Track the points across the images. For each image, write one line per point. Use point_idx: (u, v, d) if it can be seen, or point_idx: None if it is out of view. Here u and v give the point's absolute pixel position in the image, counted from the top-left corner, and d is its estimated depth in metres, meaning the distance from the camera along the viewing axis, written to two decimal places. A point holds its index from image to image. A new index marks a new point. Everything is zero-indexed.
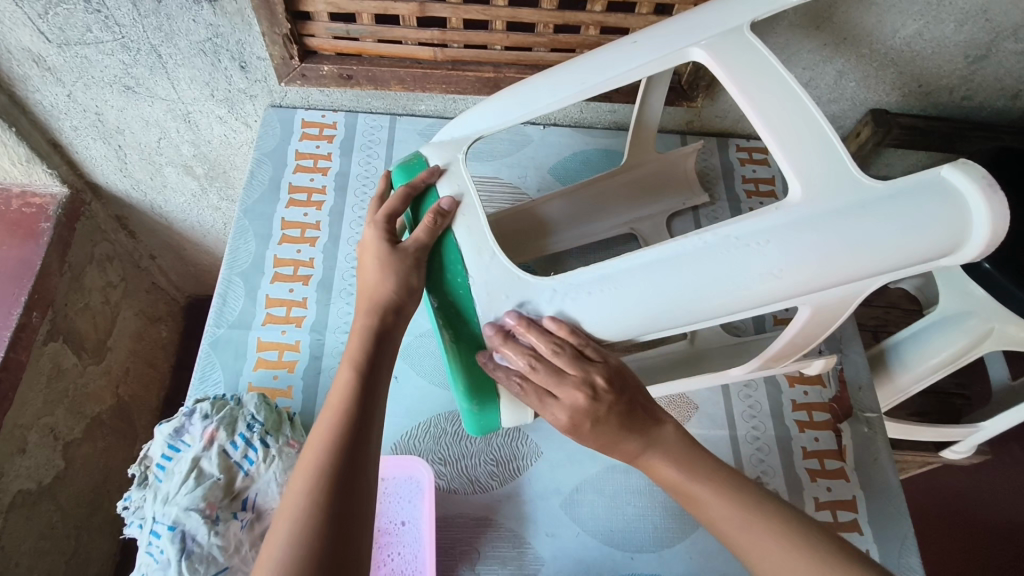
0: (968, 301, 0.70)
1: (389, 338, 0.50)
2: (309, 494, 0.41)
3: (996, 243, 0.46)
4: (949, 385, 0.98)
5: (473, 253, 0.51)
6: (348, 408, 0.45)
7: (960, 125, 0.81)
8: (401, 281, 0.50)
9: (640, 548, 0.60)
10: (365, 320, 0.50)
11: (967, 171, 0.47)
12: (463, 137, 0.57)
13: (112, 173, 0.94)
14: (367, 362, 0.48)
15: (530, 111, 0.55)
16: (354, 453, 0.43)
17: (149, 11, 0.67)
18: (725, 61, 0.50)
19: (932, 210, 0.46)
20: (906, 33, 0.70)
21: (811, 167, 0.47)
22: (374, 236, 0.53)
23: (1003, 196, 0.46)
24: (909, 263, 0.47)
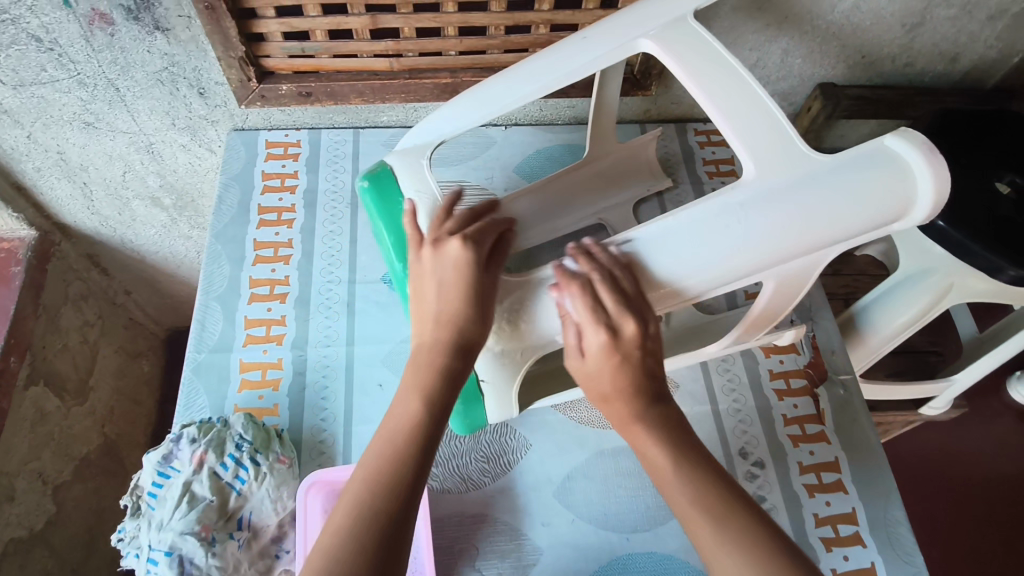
0: (929, 259, 0.71)
1: (460, 379, 0.46)
2: (347, 538, 0.38)
3: (942, 204, 0.46)
4: (922, 343, 1.02)
5: (448, 260, 0.51)
6: (412, 446, 0.42)
7: (906, 91, 0.84)
8: (481, 318, 0.47)
9: (635, 529, 0.61)
10: (437, 354, 0.46)
11: (907, 138, 0.47)
12: (425, 142, 0.57)
13: (79, 212, 0.94)
14: (435, 403, 0.44)
15: (486, 113, 0.55)
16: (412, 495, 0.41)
17: (102, 45, 0.68)
18: (672, 49, 0.51)
19: (876, 179, 0.46)
20: (843, 7, 0.73)
21: (761, 146, 0.47)
22: (466, 264, 0.48)
23: (944, 159, 0.46)
24: (860, 232, 0.47)
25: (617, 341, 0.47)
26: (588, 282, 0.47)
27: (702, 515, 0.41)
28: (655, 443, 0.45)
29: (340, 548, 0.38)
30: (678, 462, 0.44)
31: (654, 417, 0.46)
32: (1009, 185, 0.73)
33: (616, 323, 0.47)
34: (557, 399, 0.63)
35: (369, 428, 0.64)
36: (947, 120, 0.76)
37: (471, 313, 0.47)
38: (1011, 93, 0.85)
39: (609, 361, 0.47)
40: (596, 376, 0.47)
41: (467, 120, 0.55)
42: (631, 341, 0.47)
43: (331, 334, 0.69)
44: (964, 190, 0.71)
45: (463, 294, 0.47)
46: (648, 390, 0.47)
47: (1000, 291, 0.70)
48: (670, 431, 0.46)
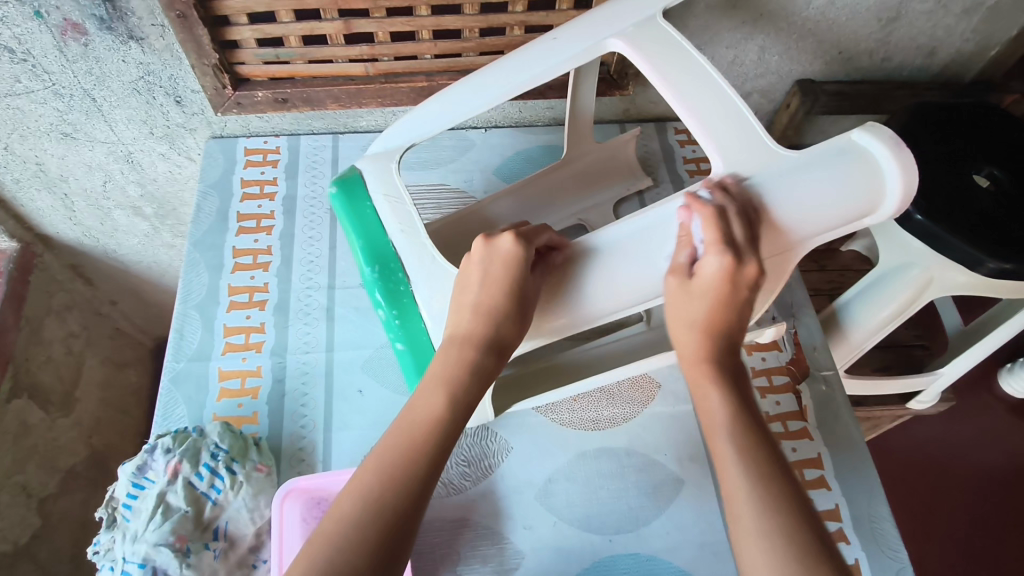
0: (908, 253, 0.71)
1: (485, 380, 0.46)
2: (356, 519, 0.38)
3: (911, 199, 0.45)
4: (907, 337, 1.02)
5: (414, 262, 0.51)
6: (433, 440, 0.43)
7: (884, 86, 0.84)
8: (518, 317, 0.47)
9: (618, 530, 0.61)
10: (469, 348, 0.46)
11: (875, 132, 0.46)
12: (395, 146, 0.56)
13: (61, 222, 0.93)
14: (458, 401, 0.44)
15: (453, 116, 0.54)
16: (422, 490, 0.40)
17: (76, 56, 0.67)
18: (642, 47, 0.51)
19: (844, 174, 0.45)
20: (818, 3, 0.73)
21: (729, 142, 0.47)
22: (517, 262, 0.47)
23: (912, 154, 0.45)
24: (831, 228, 0.46)
25: (738, 270, 0.45)
26: (720, 209, 0.45)
27: (748, 476, 0.39)
28: (720, 392, 0.44)
29: (344, 531, 0.38)
30: (734, 413, 0.43)
31: (723, 367, 0.45)
32: (988, 178, 0.72)
33: (739, 254, 0.45)
34: (538, 402, 0.64)
35: (349, 435, 0.63)
36: (922, 115, 0.75)
37: (509, 310, 0.46)
38: (990, 86, 0.85)
39: (725, 285, 0.45)
40: (695, 302, 0.46)
41: (436, 123, 0.55)
42: (747, 278, 0.45)
43: (310, 340, 0.68)
44: (943, 183, 0.70)
45: (506, 290, 0.46)
46: (727, 322, 0.46)
47: (981, 283, 0.69)
48: (734, 383, 0.44)
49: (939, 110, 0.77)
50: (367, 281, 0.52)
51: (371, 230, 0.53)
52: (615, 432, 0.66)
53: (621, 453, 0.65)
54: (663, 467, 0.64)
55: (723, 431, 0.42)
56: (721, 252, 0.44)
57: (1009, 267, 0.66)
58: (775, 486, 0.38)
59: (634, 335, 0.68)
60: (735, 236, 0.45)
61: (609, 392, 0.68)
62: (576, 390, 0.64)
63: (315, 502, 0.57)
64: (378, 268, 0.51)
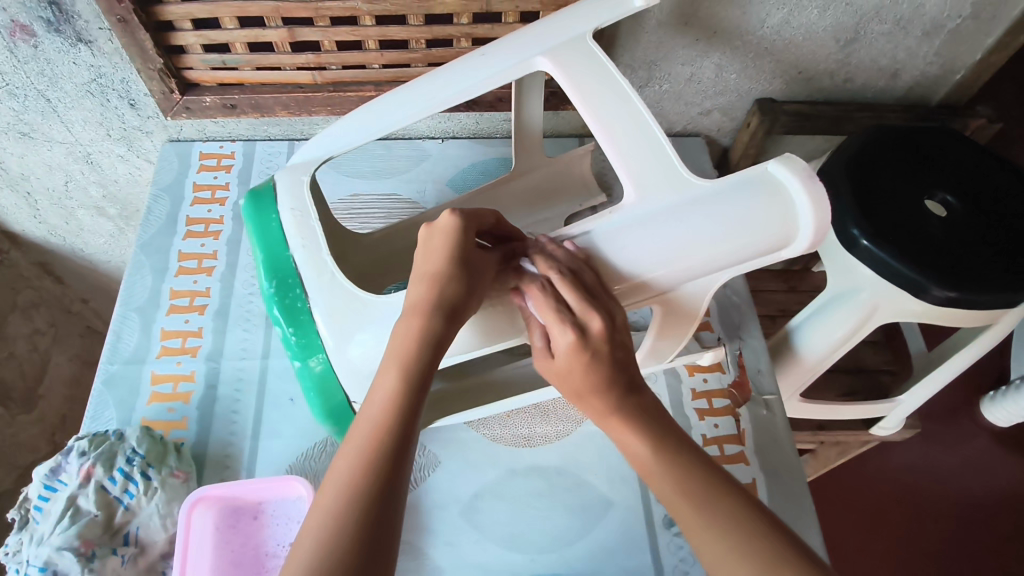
0: (855, 278, 0.69)
1: (441, 348, 0.43)
2: (324, 532, 0.35)
3: (823, 237, 0.44)
4: (874, 362, 1.00)
5: (312, 277, 0.48)
6: (396, 416, 0.40)
7: (845, 107, 0.83)
8: (465, 281, 0.44)
9: (541, 550, 0.59)
10: (417, 317, 0.43)
11: (789, 164, 0.45)
12: (314, 158, 0.55)
13: (26, 220, 0.94)
14: (413, 377, 0.41)
15: (373, 131, 0.53)
16: (394, 473, 0.38)
17: (27, 56, 0.68)
18: (565, 66, 0.50)
19: (756, 203, 0.44)
20: (772, 22, 0.73)
21: (640, 170, 0.46)
22: (450, 232, 0.45)
23: (825, 188, 0.44)
24: (742, 258, 0.45)
25: (585, 336, 0.43)
26: (544, 284, 0.45)
27: (691, 512, 0.39)
28: (634, 434, 0.43)
29: (315, 545, 0.35)
30: (659, 453, 0.42)
31: (626, 406, 0.44)
32: (941, 203, 0.71)
33: (582, 322, 0.44)
34: (469, 415, 0.64)
35: (276, 444, 0.63)
36: (879, 136, 0.74)
37: (456, 274, 0.44)
38: (956, 110, 0.84)
39: (579, 359, 0.43)
40: (567, 373, 0.45)
41: (358, 136, 0.54)
42: (599, 339, 0.44)
43: (247, 346, 0.68)
44: (892, 208, 0.69)
45: (449, 258, 0.44)
46: (621, 383, 0.44)
47: (928, 312, 0.67)
48: (646, 417, 0.44)
49: (899, 132, 0.75)
50: (264, 297, 0.49)
51: (273, 243, 0.50)
52: (547, 450, 0.65)
53: (551, 472, 0.64)
54: (593, 487, 0.63)
55: (654, 477, 0.41)
56: (564, 325, 0.43)
57: (954, 295, 0.64)
58: (733, 510, 0.38)
59: None
60: (568, 303, 0.44)
61: (544, 409, 0.67)
62: (507, 405, 0.64)
63: (231, 511, 0.57)
64: (274, 282, 0.49)
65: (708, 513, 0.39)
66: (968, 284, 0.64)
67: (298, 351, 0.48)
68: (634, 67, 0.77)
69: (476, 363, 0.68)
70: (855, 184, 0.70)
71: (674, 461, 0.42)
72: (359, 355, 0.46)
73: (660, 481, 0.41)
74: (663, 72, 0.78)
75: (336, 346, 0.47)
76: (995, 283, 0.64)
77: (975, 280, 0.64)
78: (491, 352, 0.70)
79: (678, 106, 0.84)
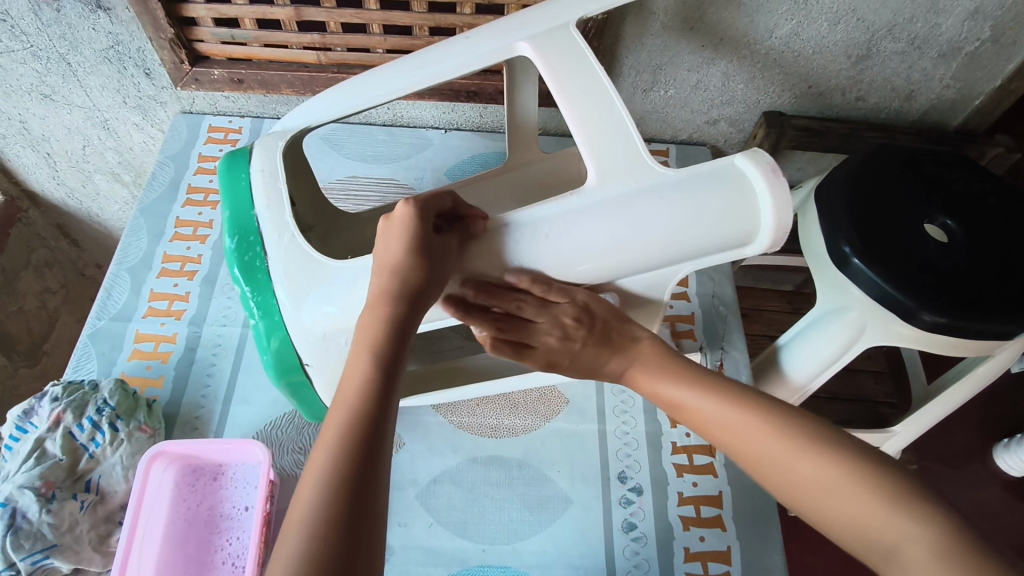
0: (846, 296, 0.66)
1: (405, 336, 0.43)
2: (315, 519, 0.34)
3: (783, 230, 0.47)
4: (874, 392, 0.96)
5: (274, 238, 0.49)
6: (368, 404, 0.40)
7: (856, 126, 0.81)
8: (428, 269, 0.45)
9: (493, 541, 0.59)
10: (383, 306, 0.44)
11: (754, 159, 0.48)
12: (292, 129, 0.57)
13: (46, 181, 0.97)
14: (385, 362, 0.42)
15: (351, 105, 0.55)
16: (370, 459, 0.38)
17: (50, 20, 0.70)
18: (546, 52, 0.51)
19: (722, 198, 0.47)
20: (781, 32, 0.72)
21: (608, 158, 0.48)
22: (409, 219, 0.46)
23: (786, 184, 0.47)
24: (703, 249, 0.49)
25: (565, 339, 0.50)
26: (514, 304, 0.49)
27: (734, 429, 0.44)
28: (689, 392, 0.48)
29: (306, 532, 0.34)
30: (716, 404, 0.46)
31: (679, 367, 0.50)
32: (941, 228, 0.69)
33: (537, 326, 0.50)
34: (438, 398, 0.64)
35: (246, 410, 0.64)
36: (880, 156, 0.72)
37: (416, 262, 0.45)
38: (974, 137, 0.81)
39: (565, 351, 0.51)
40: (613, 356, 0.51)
41: (336, 110, 0.55)
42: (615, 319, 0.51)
43: (230, 314, 0.70)
44: (887, 227, 0.67)
45: (414, 246, 0.45)
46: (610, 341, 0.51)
47: (918, 337, 0.64)
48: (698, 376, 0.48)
49: (902, 151, 0.73)
50: (225, 253, 0.50)
51: (243, 203, 0.52)
52: (513, 441, 0.65)
53: (513, 464, 0.63)
54: (553, 484, 0.62)
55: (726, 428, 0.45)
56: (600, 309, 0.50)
57: (945, 321, 0.61)
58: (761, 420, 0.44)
59: None
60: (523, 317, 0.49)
61: (513, 400, 0.67)
62: (476, 392, 0.63)
63: (190, 470, 0.58)
64: (236, 239, 0.50)
65: (771, 422, 0.43)
66: (961, 310, 0.61)
67: (255, 310, 0.49)
68: (638, 70, 0.77)
69: (451, 351, 0.68)
70: (850, 201, 0.68)
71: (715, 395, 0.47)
72: (315, 315, 0.48)
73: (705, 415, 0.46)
74: (668, 77, 0.78)
75: (291, 306, 0.48)
76: (988, 311, 0.61)
77: (966, 307, 0.62)
78: (467, 340, 0.70)
79: (683, 113, 0.84)
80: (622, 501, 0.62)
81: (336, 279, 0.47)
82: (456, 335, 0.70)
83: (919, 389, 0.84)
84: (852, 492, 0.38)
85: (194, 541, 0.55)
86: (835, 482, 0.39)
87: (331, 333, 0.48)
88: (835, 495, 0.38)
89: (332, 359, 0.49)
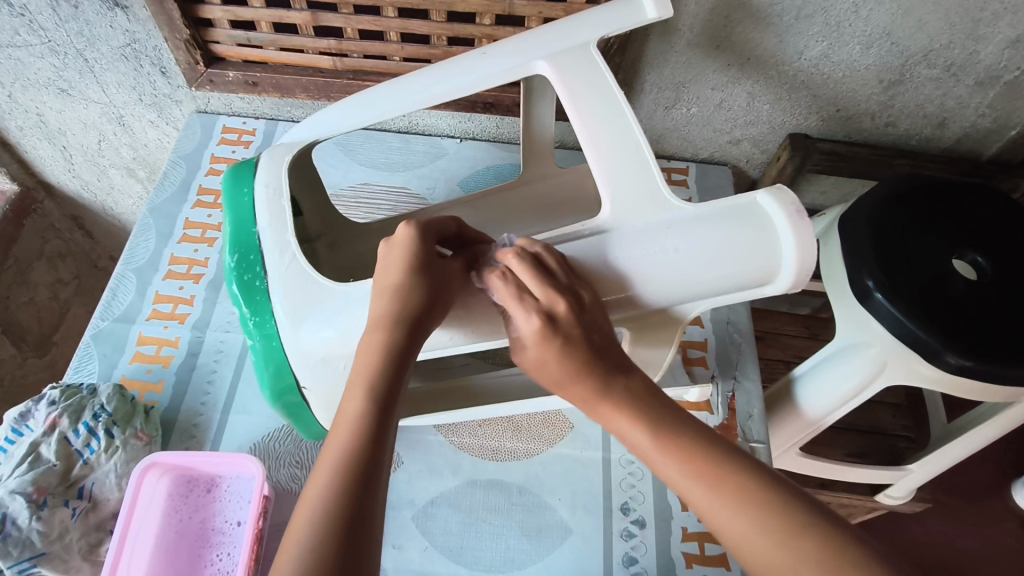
0: (866, 332, 0.63)
1: (402, 366, 0.41)
2: (306, 564, 0.33)
3: (805, 274, 0.45)
4: (893, 425, 0.93)
5: (274, 257, 0.49)
6: (362, 439, 0.38)
7: (885, 152, 0.78)
8: (430, 291, 0.43)
9: (488, 568, 0.57)
10: (378, 330, 0.42)
11: (778, 196, 0.46)
12: (302, 140, 0.56)
13: (61, 174, 0.96)
14: (383, 397, 0.40)
15: (365, 117, 0.54)
16: (363, 498, 0.36)
17: (68, 16, 0.69)
18: (564, 73, 0.50)
19: (741, 235, 0.45)
20: (811, 54, 0.69)
21: (622, 187, 0.47)
22: (410, 239, 0.44)
23: (811, 224, 0.45)
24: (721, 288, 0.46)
25: (554, 329, 0.43)
26: (508, 270, 0.44)
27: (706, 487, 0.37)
28: (629, 423, 0.41)
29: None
30: (659, 437, 0.40)
31: (622, 392, 0.42)
32: (970, 264, 0.65)
33: (547, 307, 0.43)
34: (438, 419, 0.62)
35: (245, 420, 0.63)
36: (912, 184, 0.69)
37: (420, 282, 0.43)
38: (1008, 168, 0.77)
39: (547, 347, 0.42)
40: (545, 363, 0.43)
41: (348, 122, 0.54)
42: (568, 321, 0.43)
43: (234, 320, 0.69)
44: (914, 262, 0.64)
45: (414, 268, 0.43)
46: (602, 364, 0.43)
47: (939, 379, 0.61)
48: (639, 403, 0.42)
49: (931, 181, 0.70)
50: (224, 270, 0.49)
51: (245, 219, 0.51)
52: (514, 466, 0.63)
53: (512, 489, 0.62)
54: (553, 512, 0.61)
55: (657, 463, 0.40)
56: (528, 309, 0.43)
57: (968, 365, 0.58)
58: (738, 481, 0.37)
59: None
60: (530, 287, 0.43)
61: (516, 423, 0.66)
62: (478, 414, 0.62)
63: (184, 480, 0.57)
64: (236, 257, 0.49)
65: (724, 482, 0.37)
66: (986, 355, 0.59)
67: (253, 330, 0.48)
68: (661, 87, 0.75)
69: (455, 368, 0.67)
70: (876, 230, 0.66)
71: (667, 438, 0.40)
72: (315, 338, 0.46)
73: (665, 457, 0.39)
74: (691, 95, 0.76)
75: (290, 327, 0.47)
76: (1014, 358, 0.59)
77: (991, 352, 0.59)
78: (471, 357, 0.68)
79: (705, 132, 0.81)
80: (624, 534, 0.60)
81: (338, 302, 0.46)
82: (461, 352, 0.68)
83: (939, 428, 0.80)
84: (777, 543, 0.34)
85: (182, 556, 0.54)
86: (768, 540, 0.34)
87: (333, 359, 0.47)
88: (762, 550, 0.34)
89: (330, 383, 0.48)
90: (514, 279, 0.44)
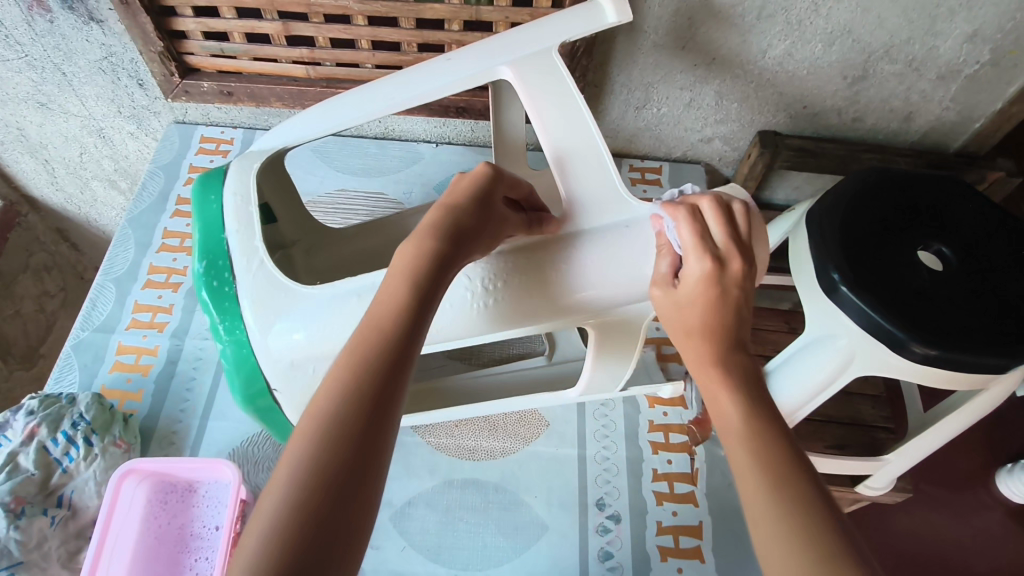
0: (834, 324, 0.65)
1: (443, 273, 0.39)
2: (305, 461, 0.30)
3: (758, 271, 0.49)
4: (873, 417, 0.94)
5: (242, 264, 0.49)
6: (389, 334, 0.35)
7: (852, 147, 0.79)
8: (478, 216, 0.43)
9: (466, 566, 0.58)
10: (428, 235, 0.40)
11: (729, 196, 0.50)
12: (272, 147, 0.57)
13: (44, 187, 0.97)
14: (424, 293, 0.37)
15: (331, 124, 0.55)
16: (382, 394, 0.33)
17: (43, 30, 0.70)
18: (526, 78, 0.51)
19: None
20: (775, 53, 0.70)
21: (582, 190, 0.49)
22: (487, 171, 0.45)
23: (761, 220, 0.49)
24: None
25: (721, 272, 0.43)
26: (693, 212, 0.46)
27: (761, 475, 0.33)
28: (730, 397, 0.38)
29: (292, 478, 0.29)
30: (753, 421, 0.36)
31: (736, 371, 0.39)
32: (935, 255, 0.67)
33: (723, 257, 0.43)
34: (416, 421, 0.62)
35: (222, 425, 0.63)
36: (877, 178, 0.71)
37: (468, 206, 0.43)
38: (974, 161, 0.79)
39: (707, 288, 0.42)
40: (687, 308, 0.43)
41: (314, 130, 0.56)
42: (734, 279, 0.43)
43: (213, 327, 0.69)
44: (880, 254, 0.65)
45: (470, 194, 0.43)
46: (736, 333, 0.41)
47: (907, 368, 0.62)
48: (750, 385, 0.39)
49: (895, 174, 0.72)
50: (194, 277, 0.50)
51: (213, 228, 0.51)
52: (490, 464, 0.64)
53: (489, 487, 0.63)
54: (530, 509, 0.61)
55: (736, 444, 0.35)
56: (702, 252, 0.43)
57: (934, 353, 0.59)
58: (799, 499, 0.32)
59: (534, 366, 0.67)
60: (713, 238, 0.44)
61: (493, 422, 0.67)
62: (452, 414, 0.63)
63: (161, 487, 0.58)
64: (205, 263, 0.50)
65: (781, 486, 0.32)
66: (952, 342, 0.59)
67: (224, 336, 0.49)
68: (630, 87, 0.76)
69: (432, 369, 0.68)
70: (841, 223, 0.67)
71: (760, 423, 0.36)
72: (283, 340, 0.47)
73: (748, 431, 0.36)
74: (661, 95, 0.77)
75: (258, 332, 0.48)
76: (977, 345, 0.60)
77: (957, 340, 0.60)
78: (448, 358, 0.69)
79: (677, 131, 0.82)
80: (600, 529, 0.60)
81: (306, 308, 0.47)
82: (438, 354, 0.69)
83: (914, 417, 0.81)
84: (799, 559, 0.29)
85: (163, 561, 0.55)
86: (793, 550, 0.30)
87: (302, 362, 0.48)
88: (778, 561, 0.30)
89: (301, 385, 0.49)
90: (698, 224, 0.45)
